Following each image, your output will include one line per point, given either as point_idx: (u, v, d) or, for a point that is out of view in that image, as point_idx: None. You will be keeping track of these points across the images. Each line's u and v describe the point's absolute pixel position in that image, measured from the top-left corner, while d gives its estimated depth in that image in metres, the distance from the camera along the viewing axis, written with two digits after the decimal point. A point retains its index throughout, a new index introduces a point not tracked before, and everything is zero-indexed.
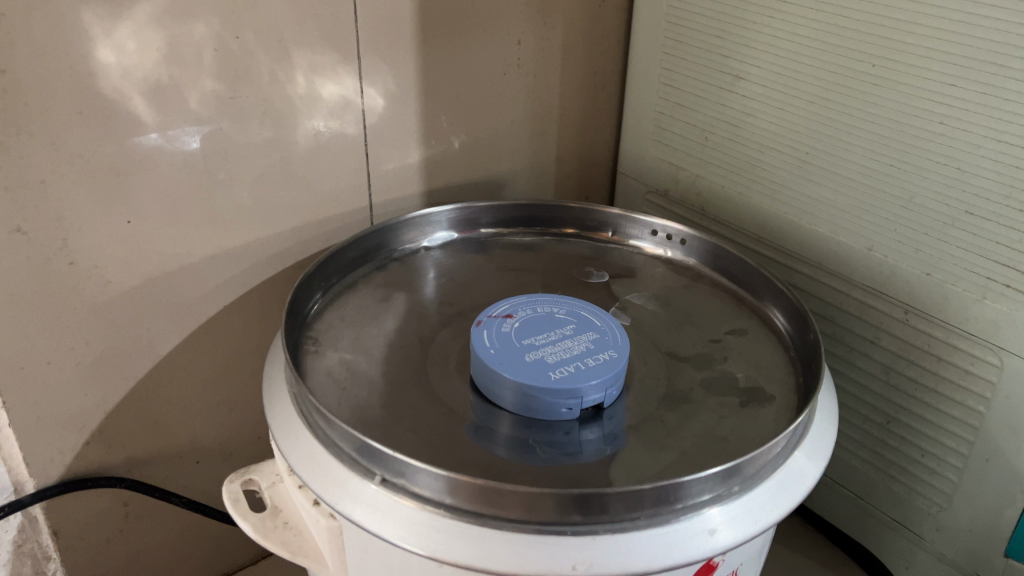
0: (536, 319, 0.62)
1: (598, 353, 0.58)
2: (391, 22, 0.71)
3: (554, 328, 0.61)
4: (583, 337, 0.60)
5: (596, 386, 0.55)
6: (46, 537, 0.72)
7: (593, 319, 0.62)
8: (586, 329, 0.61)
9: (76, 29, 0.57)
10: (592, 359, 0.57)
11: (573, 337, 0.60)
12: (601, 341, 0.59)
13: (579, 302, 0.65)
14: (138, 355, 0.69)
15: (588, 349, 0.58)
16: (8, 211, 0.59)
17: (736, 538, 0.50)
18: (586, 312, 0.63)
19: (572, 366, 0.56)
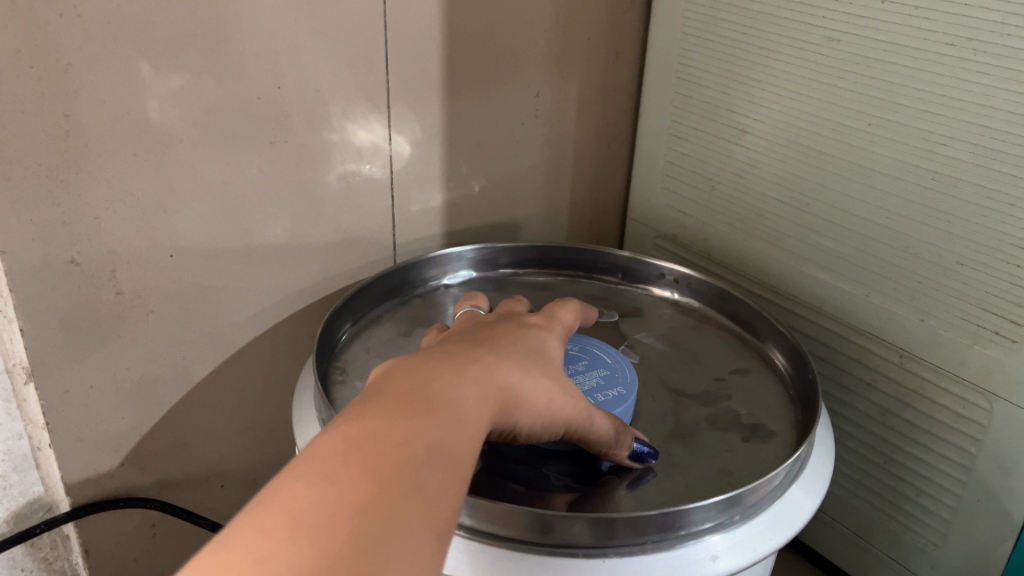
0: None
1: (608, 389, 0.62)
2: (419, 74, 0.76)
3: (568, 363, 0.65)
4: (595, 373, 0.64)
5: None
6: (77, 555, 0.75)
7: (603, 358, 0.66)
8: (596, 368, 0.64)
9: (134, 77, 0.61)
10: (602, 394, 0.61)
11: (585, 373, 0.64)
12: (611, 378, 0.63)
13: (590, 340, 0.69)
14: (173, 381, 0.73)
15: (598, 385, 0.62)
16: (64, 244, 0.63)
17: (737, 564, 0.53)
18: (596, 351, 0.67)
19: None
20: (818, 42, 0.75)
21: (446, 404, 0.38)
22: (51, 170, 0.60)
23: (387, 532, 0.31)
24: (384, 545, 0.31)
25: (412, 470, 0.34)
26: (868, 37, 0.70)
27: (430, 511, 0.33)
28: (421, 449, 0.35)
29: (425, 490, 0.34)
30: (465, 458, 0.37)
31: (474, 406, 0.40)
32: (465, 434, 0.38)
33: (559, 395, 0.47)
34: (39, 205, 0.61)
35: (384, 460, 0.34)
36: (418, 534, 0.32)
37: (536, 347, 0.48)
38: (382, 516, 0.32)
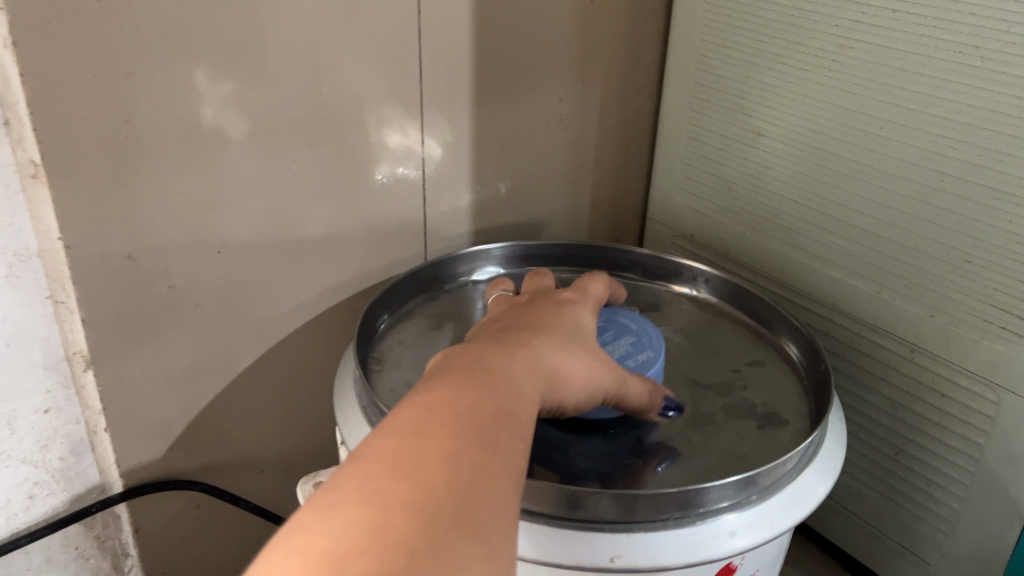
0: None
1: (637, 355, 0.66)
2: (449, 80, 0.80)
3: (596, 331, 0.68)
4: (622, 340, 0.67)
5: None
6: (128, 534, 0.80)
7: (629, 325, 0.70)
8: (623, 334, 0.68)
9: (187, 85, 0.65)
10: (633, 360, 0.65)
11: (613, 341, 0.67)
12: (639, 344, 0.67)
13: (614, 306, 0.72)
14: (218, 371, 0.78)
15: (628, 352, 0.66)
16: (122, 241, 0.67)
17: (754, 540, 0.56)
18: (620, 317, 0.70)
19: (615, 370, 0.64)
20: (832, 49, 0.78)
21: (505, 376, 0.42)
22: (111, 171, 0.64)
23: (480, 477, 0.35)
24: (477, 489, 0.34)
25: (488, 430, 0.37)
26: (879, 44, 0.73)
27: (505, 465, 0.37)
28: (492, 413, 0.39)
29: (501, 448, 0.37)
30: (525, 425, 0.41)
31: (526, 382, 0.44)
32: (522, 405, 0.42)
33: (594, 375, 0.51)
34: (100, 204, 0.65)
35: (464, 421, 0.37)
36: (500, 484, 0.36)
37: (569, 330, 0.52)
38: (473, 465, 0.35)
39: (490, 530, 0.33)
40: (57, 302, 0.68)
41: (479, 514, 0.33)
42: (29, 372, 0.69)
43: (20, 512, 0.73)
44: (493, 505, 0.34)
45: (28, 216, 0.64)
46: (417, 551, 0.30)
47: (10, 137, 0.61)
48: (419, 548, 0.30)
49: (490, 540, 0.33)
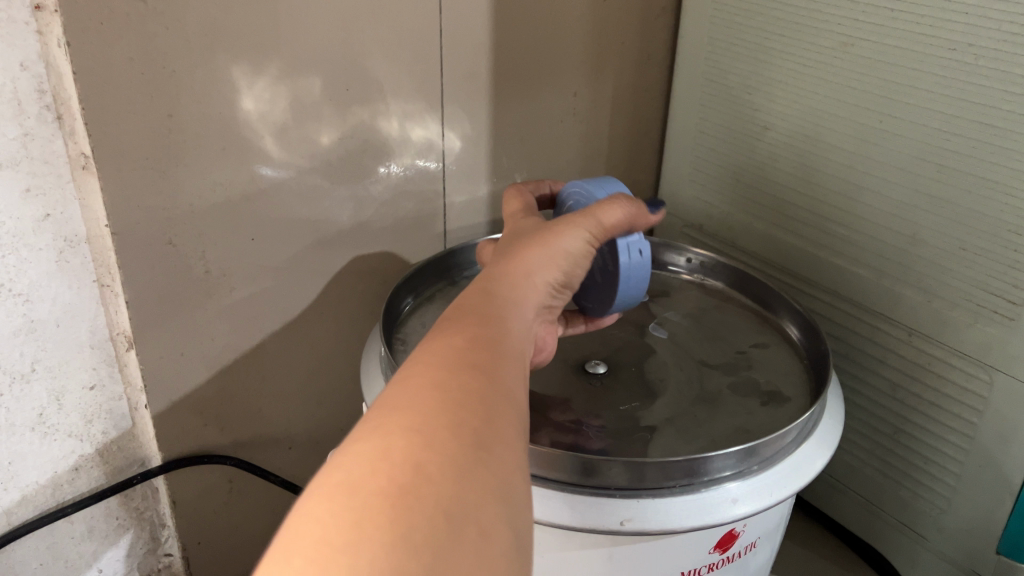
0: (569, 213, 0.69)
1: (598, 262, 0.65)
2: (469, 77, 0.85)
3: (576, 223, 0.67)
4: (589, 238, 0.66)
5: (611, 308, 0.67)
6: (165, 505, 0.85)
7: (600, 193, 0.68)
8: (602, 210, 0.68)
9: (226, 81, 0.70)
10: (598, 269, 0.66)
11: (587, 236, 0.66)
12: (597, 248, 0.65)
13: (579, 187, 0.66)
14: (251, 351, 0.82)
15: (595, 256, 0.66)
16: (164, 227, 0.71)
17: (755, 507, 0.60)
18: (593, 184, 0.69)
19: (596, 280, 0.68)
20: (834, 46, 0.82)
21: (473, 311, 0.46)
22: (155, 163, 0.68)
23: (470, 397, 0.39)
24: (468, 407, 0.38)
25: (468, 359, 0.41)
26: (880, 42, 0.77)
27: (491, 383, 0.40)
28: (467, 343, 0.42)
29: (484, 370, 0.41)
30: (504, 344, 0.44)
31: (495, 306, 0.47)
32: (499, 330, 0.45)
33: (558, 250, 0.54)
34: (144, 193, 0.69)
35: (445, 357, 0.41)
36: (490, 401, 0.39)
37: (523, 236, 0.55)
38: (461, 389, 0.39)
39: (489, 441, 0.37)
40: (103, 286, 0.72)
41: (474, 427, 0.37)
42: (77, 352, 0.73)
43: (67, 484, 0.77)
44: (486, 419, 0.38)
45: (79, 204, 0.68)
46: (421, 469, 0.34)
47: (62, 130, 0.66)
48: (423, 465, 0.34)
49: (491, 449, 0.37)
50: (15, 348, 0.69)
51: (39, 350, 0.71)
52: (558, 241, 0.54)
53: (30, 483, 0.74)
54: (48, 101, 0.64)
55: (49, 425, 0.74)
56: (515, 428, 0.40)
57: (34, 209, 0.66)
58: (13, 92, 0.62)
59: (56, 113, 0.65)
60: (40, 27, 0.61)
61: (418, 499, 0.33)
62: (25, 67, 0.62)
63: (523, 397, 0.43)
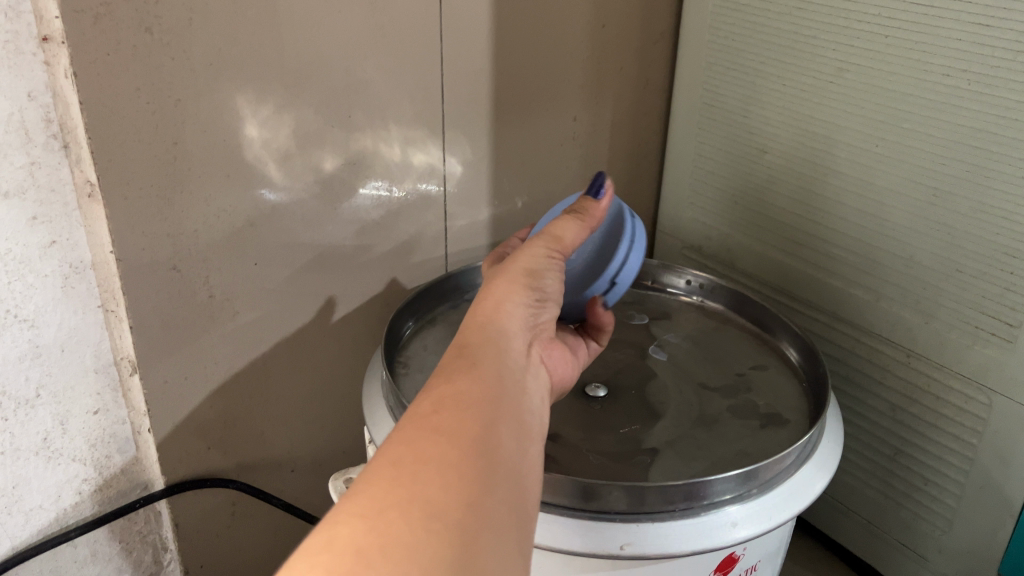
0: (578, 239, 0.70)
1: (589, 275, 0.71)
2: (470, 103, 0.86)
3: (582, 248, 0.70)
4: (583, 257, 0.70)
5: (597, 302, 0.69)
6: (168, 528, 0.85)
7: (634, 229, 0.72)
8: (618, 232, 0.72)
9: (231, 110, 0.71)
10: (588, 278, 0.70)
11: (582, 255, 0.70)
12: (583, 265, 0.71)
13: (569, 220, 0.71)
14: (254, 375, 0.83)
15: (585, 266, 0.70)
16: (168, 253, 0.72)
17: (755, 531, 0.61)
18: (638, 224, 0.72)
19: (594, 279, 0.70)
20: (830, 71, 0.83)
21: (445, 365, 0.46)
22: (160, 190, 0.69)
23: (431, 462, 0.38)
24: (423, 478, 0.37)
25: (430, 422, 0.41)
26: (874, 68, 0.78)
27: (456, 441, 0.40)
28: (431, 407, 0.42)
29: (447, 430, 0.40)
30: (478, 394, 0.44)
31: (467, 355, 0.47)
32: (474, 382, 0.45)
33: (517, 271, 0.54)
34: (149, 219, 0.70)
35: (409, 427, 0.41)
36: (452, 461, 0.39)
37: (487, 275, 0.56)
38: (423, 455, 0.39)
39: (446, 504, 0.37)
40: (108, 311, 0.73)
41: (429, 497, 0.37)
42: (82, 376, 0.74)
43: (70, 508, 0.78)
44: (445, 485, 0.37)
45: (84, 230, 0.69)
46: (362, 555, 0.34)
47: (68, 158, 0.67)
48: (363, 550, 0.34)
49: (449, 514, 0.36)
50: (20, 373, 0.70)
51: (44, 375, 0.71)
52: (514, 264, 0.55)
53: (33, 507, 0.75)
54: (54, 130, 0.65)
55: (53, 449, 0.74)
56: (487, 481, 0.39)
57: (40, 236, 0.67)
58: (20, 121, 0.63)
59: (62, 142, 0.66)
60: (48, 58, 0.63)
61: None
62: (33, 96, 0.63)
63: (503, 442, 0.42)
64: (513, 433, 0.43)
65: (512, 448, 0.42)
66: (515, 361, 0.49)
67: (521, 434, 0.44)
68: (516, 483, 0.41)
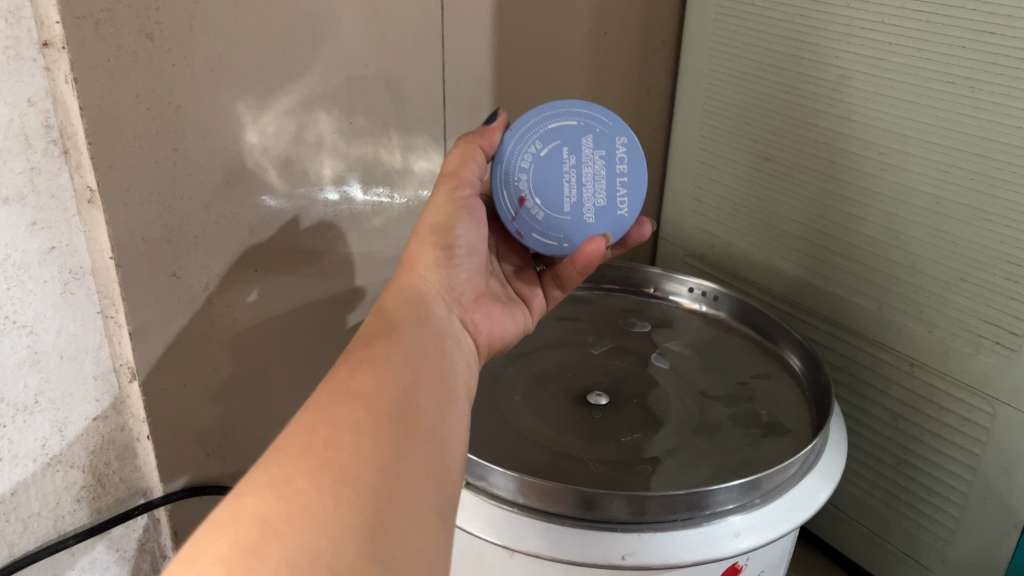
0: (569, 153, 0.64)
1: (593, 202, 0.66)
2: (471, 110, 0.86)
3: (584, 163, 0.65)
4: (588, 171, 0.65)
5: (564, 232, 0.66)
6: (167, 536, 0.84)
7: (583, 114, 0.64)
8: (589, 136, 0.64)
9: (232, 116, 0.70)
10: (588, 207, 0.66)
11: (582, 170, 0.65)
12: (596, 184, 0.65)
13: (596, 124, 0.64)
14: (254, 382, 0.83)
15: (591, 189, 0.65)
16: (168, 259, 0.72)
17: (757, 541, 0.60)
18: (590, 109, 0.64)
19: (569, 206, 0.65)
20: (832, 79, 0.82)
21: (365, 329, 0.50)
22: (160, 197, 0.69)
23: (343, 427, 0.41)
24: (334, 444, 0.40)
25: (346, 387, 0.44)
26: (876, 75, 0.78)
27: (371, 407, 0.43)
28: (348, 372, 0.45)
29: (363, 394, 0.43)
30: (396, 357, 0.47)
31: (386, 319, 0.51)
32: (393, 347, 0.48)
33: (426, 233, 0.61)
34: (149, 225, 0.70)
35: (324, 393, 0.43)
36: (367, 427, 0.42)
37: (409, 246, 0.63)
38: (337, 420, 0.41)
39: (354, 470, 0.39)
40: (108, 317, 0.73)
41: (339, 463, 0.39)
42: (81, 382, 0.74)
43: (68, 515, 0.77)
44: (357, 452, 0.40)
45: (84, 236, 0.69)
46: (267, 526, 0.36)
47: (69, 164, 0.66)
48: (267, 521, 0.36)
49: (359, 482, 0.39)
50: (19, 380, 0.69)
51: (43, 381, 0.71)
52: (423, 226, 0.61)
53: (31, 514, 0.74)
54: (55, 136, 0.65)
55: (51, 456, 0.74)
56: (403, 445, 0.42)
57: (40, 242, 0.67)
58: (20, 127, 0.63)
59: (62, 147, 0.66)
60: (48, 63, 0.63)
61: (261, 557, 0.35)
62: (33, 102, 0.63)
63: (422, 405, 0.45)
64: (432, 395, 0.47)
65: (432, 411, 0.46)
66: (433, 323, 0.54)
67: (441, 398, 0.47)
68: (435, 445, 0.44)
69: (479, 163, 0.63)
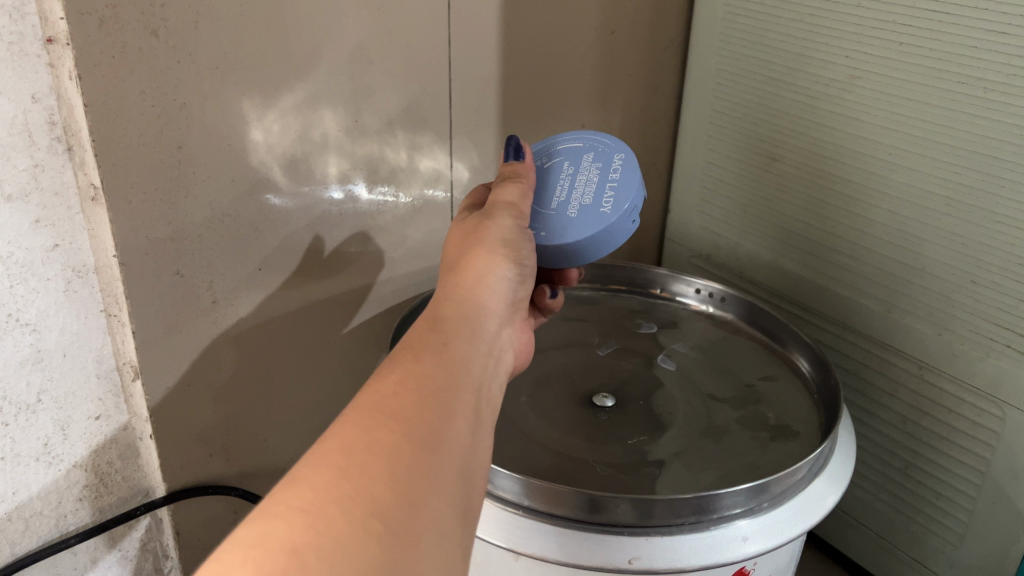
0: (567, 164, 0.68)
1: (581, 199, 0.65)
2: (477, 109, 0.86)
3: (581, 171, 0.67)
4: (582, 175, 0.67)
5: (542, 223, 0.65)
6: (169, 536, 0.84)
7: (587, 140, 0.69)
8: (588, 154, 0.68)
9: (237, 113, 0.70)
10: (575, 204, 0.65)
11: (577, 173, 0.67)
12: (587, 186, 0.66)
13: (603, 146, 0.68)
14: (257, 381, 0.82)
15: (581, 189, 0.66)
16: (172, 257, 0.71)
17: (765, 545, 0.60)
18: (591, 136, 0.69)
19: (555, 202, 0.66)
20: (841, 79, 0.82)
21: (414, 342, 0.48)
22: (164, 194, 0.69)
23: (380, 454, 0.39)
24: (369, 471, 0.38)
25: (386, 407, 0.42)
26: (886, 76, 0.77)
27: (409, 431, 0.41)
28: (390, 389, 0.43)
29: (403, 417, 0.41)
30: (441, 380, 0.45)
31: (438, 333, 0.49)
32: (439, 366, 0.46)
33: (495, 244, 0.57)
34: (153, 223, 0.69)
35: (363, 410, 0.42)
36: (402, 453, 0.40)
37: (459, 239, 0.59)
38: (375, 444, 0.40)
39: (387, 501, 0.38)
40: (111, 315, 0.72)
41: (372, 491, 0.38)
42: (84, 381, 0.73)
43: (70, 514, 0.77)
44: (390, 480, 0.39)
45: (87, 233, 0.68)
46: (296, 554, 0.35)
47: (72, 161, 0.66)
48: (293, 550, 0.35)
49: (389, 513, 0.37)
50: (21, 378, 0.69)
51: (45, 380, 0.70)
52: (491, 235, 0.58)
53: (33, 514, 0.74)
54: (58, 133, 0.64)
55: (54, 455, 0.73)
56: (436, 476, 0.40)
57: (43, 239, 0.66)
58: (24, 123, 0.63)
59: (66, 144, 0.65)
60: (52, 59, 0.62)
61: None
62: (37, 98, 0.63)
63: (458, 433, 0.43)
64: (472, 425, 0.45)
65: (468, 442, 0.44)
66: (488, 339, 0.51)
67: (479, 423, 0.45)
68: (467, 479, 0.42)
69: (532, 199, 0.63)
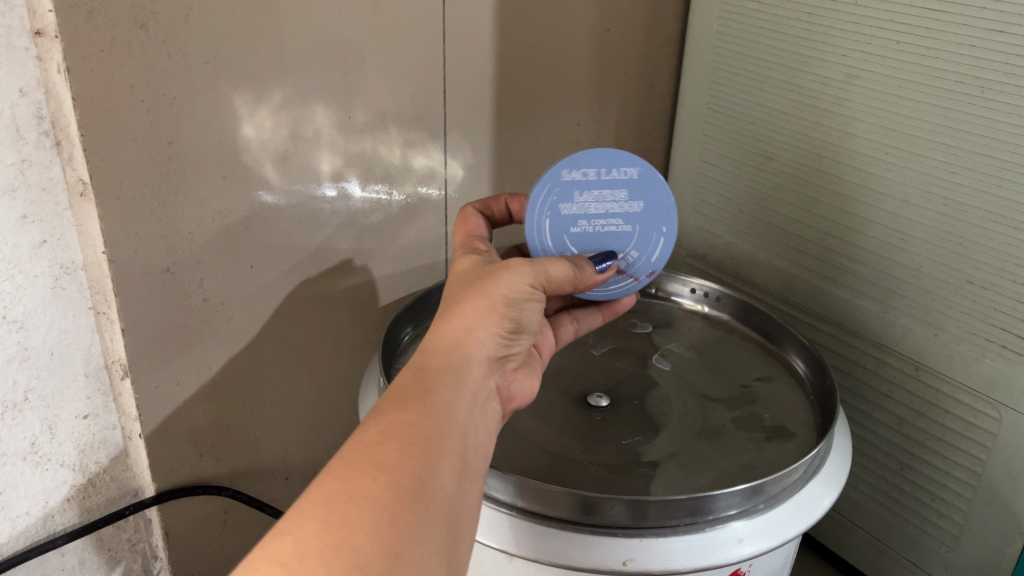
0: (563, 216, 0.61)
1: (618, 214, 0.61)
2: (472, 106, 0.85)
3: (579, 202, 0.61)
4: (588, 203, 0.61)
5: (636, 258, 0.63)
6: (158, 536, 0.83)
7: (543, 192, 0.61)
8: (560, 202, 0.61)
9: (228, 108, 0.69)
10: (620, 220, 0.62)
11: (581, 209, 0.61)
12: (605, 202, 0.61)
13: (555, 173, 0.60)
14: (248, 381, 0.81)
15: (604, 210, 0.61)
16: (162, 255, 0.70)
17: (759, 547, 0.59)
18: (535, 207, 0.61)
19: (612, 235, 0.62)
20: (838, 78, 0.81)
21: (398, 391, 0.47)
22: (153, 190, 0.68)
23: (363, 507, 0.40)
24: (352, 524, 0.39)
25: (372, 456, 0.42)
26: (883, 75, 0.77)
27: (395, 481, 0.41)
28: (376, 437, 0.43)
29: (388, 467, 0.42)
30: (429, 425, 0.45)
31: (424, 381, 0.48)
32: (426, 411, 0.46)
33: (496, 298, 0.53)
34: (143, 220, 0.68)
35: (349, 458, 0.42)
36: (387, 504, 0.40)
37: (463, 281, 0.56)
38: (357, 496, 0.40)
39: (370, 555, 0.39)
40: (100, 313, 0.71)
41: (355, 545, 0.39)
42: (71, 380, 0.72)
43: (57, 515, 0.76)
44: (374, 532, 0.39)
45: (76, 230, 0.67)
46: None
47: (61, 156, 0.65)
48: None
49: (372, 566, 0.38)
50: (8, 377, 0.68)
51: (32, 378, 0.69)
52: (494, 287, 0.53)
53: (20, 514, 0.73)
54: (46, 127, 0.64)
55: (41, 455, 0.72)
56: (422, 526, 0.41)
57: (30, 236, 0.65)
58: (11, 118, 0.62)
59: (54, 139, 0.64)
60: (40, 53, 0.61)
61: None
62: (25, 93, 0.62)
63: (445, 481, 0.44)
64: (457, 468, 0.45)
65: (453, 485, 0.44)
66: (473, 389, 0.50)
67: (466, 471, 0.46)
68: (454, 525, 0.43)
69: (558, 266, 0.56)
